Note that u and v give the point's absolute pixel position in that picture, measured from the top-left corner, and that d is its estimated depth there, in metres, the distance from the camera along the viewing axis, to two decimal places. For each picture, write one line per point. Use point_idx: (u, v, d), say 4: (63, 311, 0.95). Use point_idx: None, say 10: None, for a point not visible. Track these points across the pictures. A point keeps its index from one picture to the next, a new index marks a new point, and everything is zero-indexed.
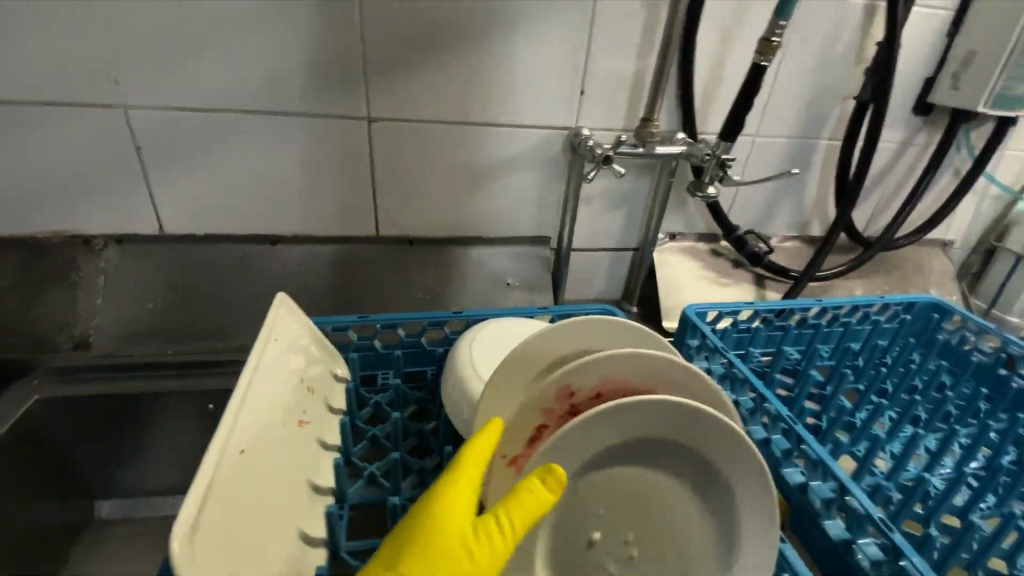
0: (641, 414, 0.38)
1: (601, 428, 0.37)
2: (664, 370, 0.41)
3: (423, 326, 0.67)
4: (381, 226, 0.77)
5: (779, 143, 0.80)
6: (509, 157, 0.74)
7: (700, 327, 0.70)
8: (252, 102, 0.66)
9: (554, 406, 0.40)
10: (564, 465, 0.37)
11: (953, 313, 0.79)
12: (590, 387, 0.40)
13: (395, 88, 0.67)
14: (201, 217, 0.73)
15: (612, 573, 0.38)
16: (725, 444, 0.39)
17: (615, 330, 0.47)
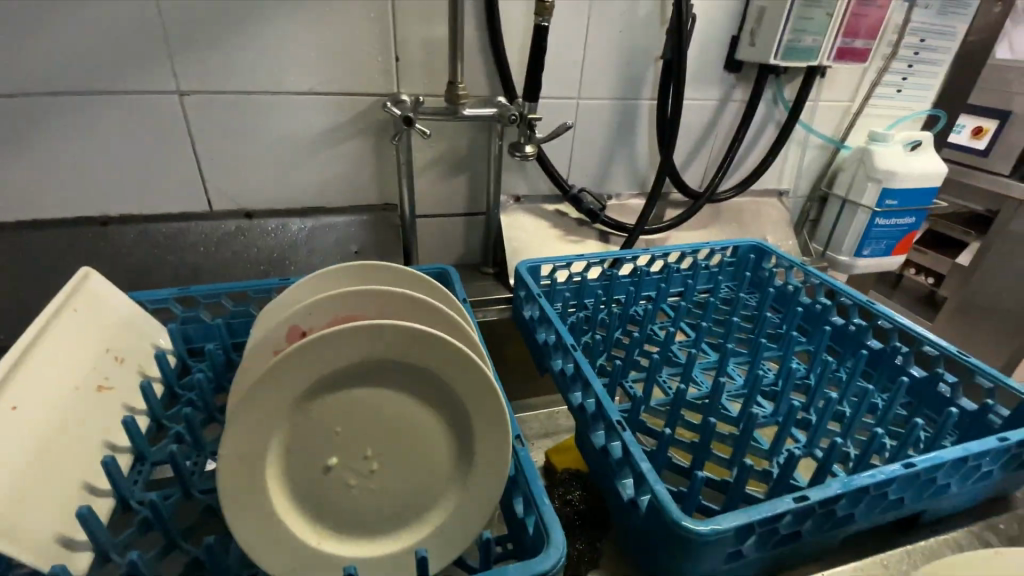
0: (362, 339, 0.41)
1: (326, 353, 0.40)
2: (387, 300, 0.47)
3: (250, 295, 0.69)
4: (216, 201, 0.78)
5: (603, 103, 0.85)
6: (338, 127, 0.77)
7: (525, 279, 0.76)
8: (49, 79, 0.65)
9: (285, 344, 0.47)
10: (292, 388, 0.40)
11: (770, 255, 0.88)
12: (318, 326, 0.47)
13: (202, 60, 0.68)
14: (17, 201, 0.71)
15: (353, 486, 0.42)
16: (450, 361, 0.42)
17: (376, 272, 0.53)
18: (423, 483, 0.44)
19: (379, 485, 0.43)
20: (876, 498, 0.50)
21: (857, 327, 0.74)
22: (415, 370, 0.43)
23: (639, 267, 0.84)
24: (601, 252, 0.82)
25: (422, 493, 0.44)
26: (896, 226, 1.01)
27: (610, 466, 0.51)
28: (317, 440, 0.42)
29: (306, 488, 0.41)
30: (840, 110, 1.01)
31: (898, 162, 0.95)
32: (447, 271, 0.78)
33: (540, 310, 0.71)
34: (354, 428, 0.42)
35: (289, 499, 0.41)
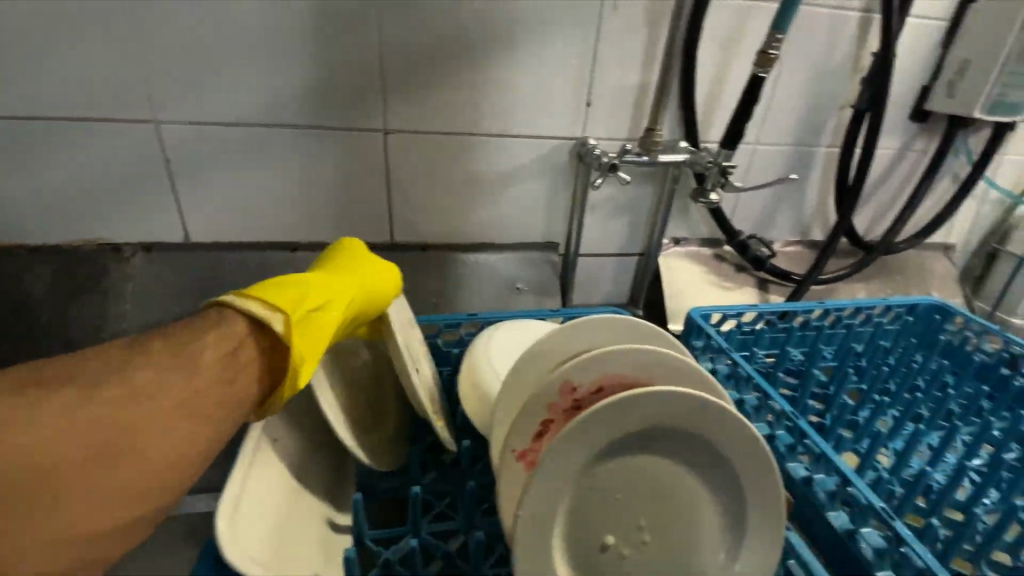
0: (651, 404, 0.39)
1: (615, 421, 0.39)
2: (656, 363, 0.44)
3: (440, 328, 0.70)
4: (395, 233, 0.80)
5: (779, 150, 0.83)
6: (518, 166, 0.77)
7: (707, 329, 0.72)
8: (276, 117, 0.70)
9: (559, 400, 0.43)
10: (578, 457, 0.38)
11: (956, 315, 0.81)
12: (590, 382, 0.43)
13: (409, 100, 0.70)
14: (225, 226, 0.76)
15: (629, 563, 0.40)
16: (737, 436, 0.40)
17: (619, 325, 0.50)
18: (690, 563, 0.41)
19: (651, 558, 0.41)
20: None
21: None
22: (698, 438, 0.41)
23: (813, 321, 0.80)
24: (777, 304, 0.78)
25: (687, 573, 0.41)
26: None
27: (858, 555, 0.48)
28: (595, 511, 0.40)
29: (581, 557, 0.40)
30: None
31: None
32: None
33: (730, 365, 0.68)
34: (632, 493, 0.40)
35: (568, 568, 0.39)
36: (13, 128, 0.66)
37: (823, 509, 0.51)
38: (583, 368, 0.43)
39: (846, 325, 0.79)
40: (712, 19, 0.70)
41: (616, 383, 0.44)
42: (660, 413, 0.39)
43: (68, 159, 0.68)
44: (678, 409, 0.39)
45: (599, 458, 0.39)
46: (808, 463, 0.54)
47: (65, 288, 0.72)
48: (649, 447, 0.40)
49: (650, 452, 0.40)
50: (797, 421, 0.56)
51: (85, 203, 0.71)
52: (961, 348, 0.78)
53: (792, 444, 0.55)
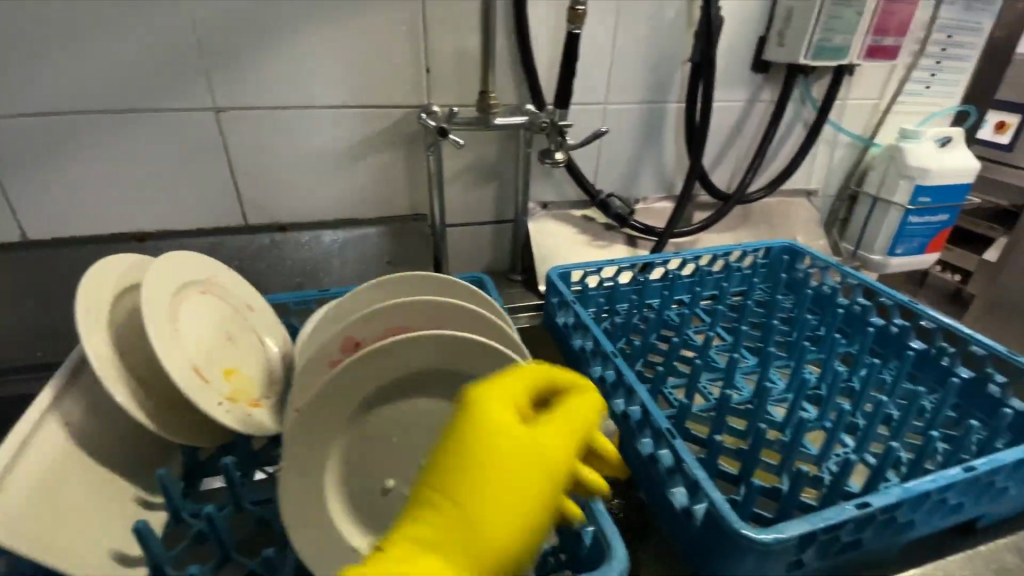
0: (410, 347, 0.41)
1: (373, 367, 0.40)
2: (437, 313, 0.47)
3: (290, 307, 0.70)
4: (250, 215, 0.78)
5: (630, 108, 0.85)
6: (368, 138, 0.77)
7: (559, 286, 0.75)
8: (96, 101, 0.67)
9: (341, 356, 0.45)
10: (338, 405, 0.40)
11: (805, 255, 0.87)
12: (374, 336, 0.46)
13: (239, 76, 0.69)
14: (64, 220, 0.73)
15: (414, 504, 0.42)
16: (500, 369, 0.42)
17: (422, 284, 0.52)
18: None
19: None
20: (937, 499, 0.48)
21: (899, 329, 0.72)
22: (468, 378, 0.43)
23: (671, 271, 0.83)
24: (633, 257, 0.82)
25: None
26: (928, 224, 0.99)
27: (658, 475, 0.50)
28: (369, 456, 0.41)
29: (360, 501, 0.41)
30: (869, 107, 0.99)
31: (931, 158, 0.93)
32: (482, 280, 0.78)
33: (576, 317, 0.71)
34: (408, 436, 0.42)
35: (349, 508, 0.41)
36: None
37: (635, 437, 0.54)
38: (361, 324, 0.45)
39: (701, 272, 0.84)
40: None
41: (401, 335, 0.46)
42: (418, 357, 0.41)
43: None
44: (436, 352, 0.41)
45: (366, 405, 0.41)
46: (627, 396, 0.58)
47: None
48: (420, 390, 0.42)
49: (423, 395, 0.42)
50: (616, 359, 0.59)
51: None
52: (808, 284, 0.84)
53: (614, 381, 0.59)
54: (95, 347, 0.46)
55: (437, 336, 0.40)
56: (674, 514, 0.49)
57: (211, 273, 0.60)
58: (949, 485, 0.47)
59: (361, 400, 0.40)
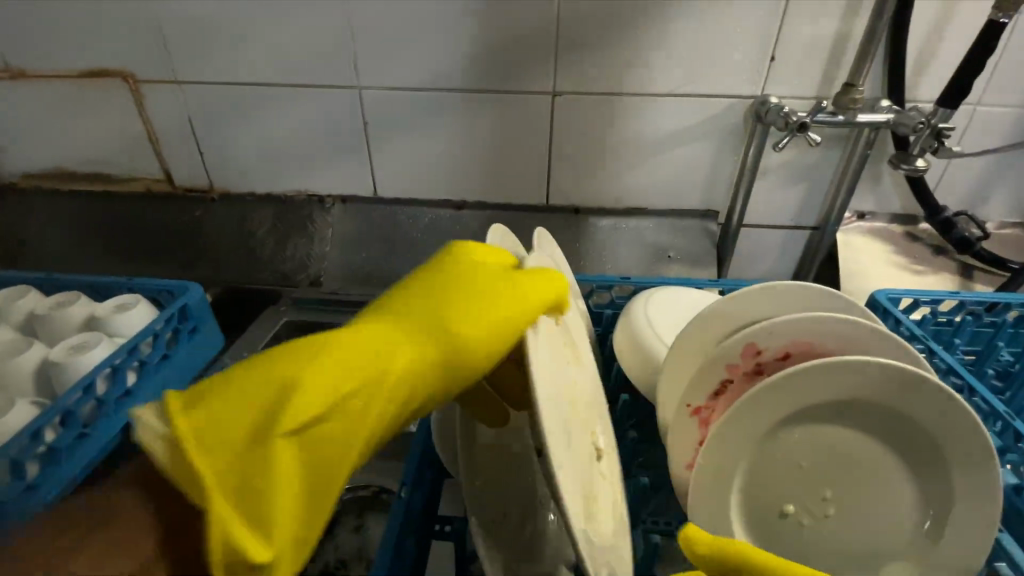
0: (850, 373, 0.37)
1: (804, 386, 0.37)
2: (854, 335, 0.41)
3: (592, 288, 0.71)
4: (551, 195, 0.83)
5: (1006, 113, 0.70)
6: (685, 127, 0.75)
7: (897, 313, 0.65)
8: (457, 79, 0.74)
9: (740, 362, 0.42)
10: (759, 420, 0.38)
11: None
12: (777, 347, 0.42)
13: (583, 62, 0.71)
14: (404, 183, 0.84)
15: (811, 536, 0.39)
16: (945, 411, 0.37)
17: (806, 295, 0.47)
18: (878, 543, 0.40)
19: (833, 532, 0.39)
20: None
21: None
22: (897, 417, 0.38)
23: None
24: (983, 294, 0.68)
25: (875, 551, 0.40)
26: None
27: None
28: (774, 472, 0.39)
29: (758, 515, 0.40)
30: None
31: None
32: None
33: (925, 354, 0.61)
34: (818, 462, 0.39)
35: (744, 524, 0.40)
36: (254, 91, 0.78)
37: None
38: (770, 333, 0.41)
39: None
40: None
41: (806, 351, 0.42)
42: (855, 385, 0.37)
43: (286, 121, 0.80)
44: (876, 383, 0.37)
45: (784, 421, 0.38)
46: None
47: (279, 231, 0.86)
48: (841, 417, 0.39)
49: (847, 423, 0.39)
50: (1012, 423, 0.50)
51: (296, 161, 0.83)
52: None
53: (1004, 449, 0.50)
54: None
55: (885, 365, 0.36)
56: None
57: (555, 250, 0.65)
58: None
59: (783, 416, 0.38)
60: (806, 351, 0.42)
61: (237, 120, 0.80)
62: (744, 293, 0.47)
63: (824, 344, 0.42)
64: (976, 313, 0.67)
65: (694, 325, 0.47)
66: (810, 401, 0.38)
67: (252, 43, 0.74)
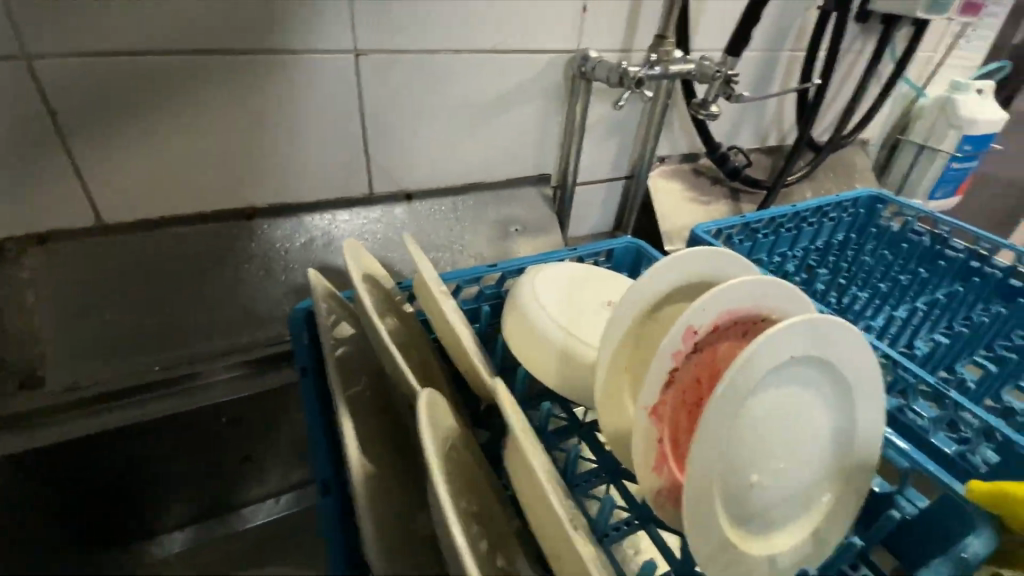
0: (784, 339, 0.35)
1: (756, 363, 0.34)
2: (763, 293, 0.41)
3: (458, 285, 0.61)
4: (374, 182, 0.67)
5: (753, 56, 0.82)
6: (512, 89, 0.68)
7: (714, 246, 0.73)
8: (206, 41, 0.51)
9: (682, 347, 0.39)
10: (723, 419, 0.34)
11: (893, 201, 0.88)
12: (709, 322, 0.39)
13: (383, 13, 0.56)
14: (152, 198, 0.57)
15: (770, 497, 0.40)
16: (844, 341, 0.39)
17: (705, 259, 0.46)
18: (819, 479, 0.42)
19: (784, 484, 0.40)
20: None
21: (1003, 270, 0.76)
22: (819, 361, 0.39)
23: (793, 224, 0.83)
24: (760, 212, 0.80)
25: (817, 488, 0.42)
26: (965, 168, 1.08)
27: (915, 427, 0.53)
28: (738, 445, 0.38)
29: (735, 503, 0.38)
30: (926, 58, 1.04)
31: (979, 109, 1.01)
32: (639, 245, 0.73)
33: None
34: (768, 426, 0.38)
35: (722, 517, 0.37)
36: None
37: None
38: (704, 310, 0.38)
39: (816, 223, 0.84)
40: None
41: (729, 319, 0.41)
42: (792, 346, 0.36)
43: None
44: (815, 338, 0.37)
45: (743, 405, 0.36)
46: None
47: None
48: (781, 381, 0.38)
49: (785, 384, 0.38)
50: None
51: None
52: (899, 230, 0.85)
53: None
54: (386, 343, 0.42)
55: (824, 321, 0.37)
56: (936, 457, 0.52)
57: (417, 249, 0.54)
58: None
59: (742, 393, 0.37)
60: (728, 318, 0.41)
61: None
62: (657, 267, 0.43)
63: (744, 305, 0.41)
64: (759, 228, 0.80)
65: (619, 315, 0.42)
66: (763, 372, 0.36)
67: None
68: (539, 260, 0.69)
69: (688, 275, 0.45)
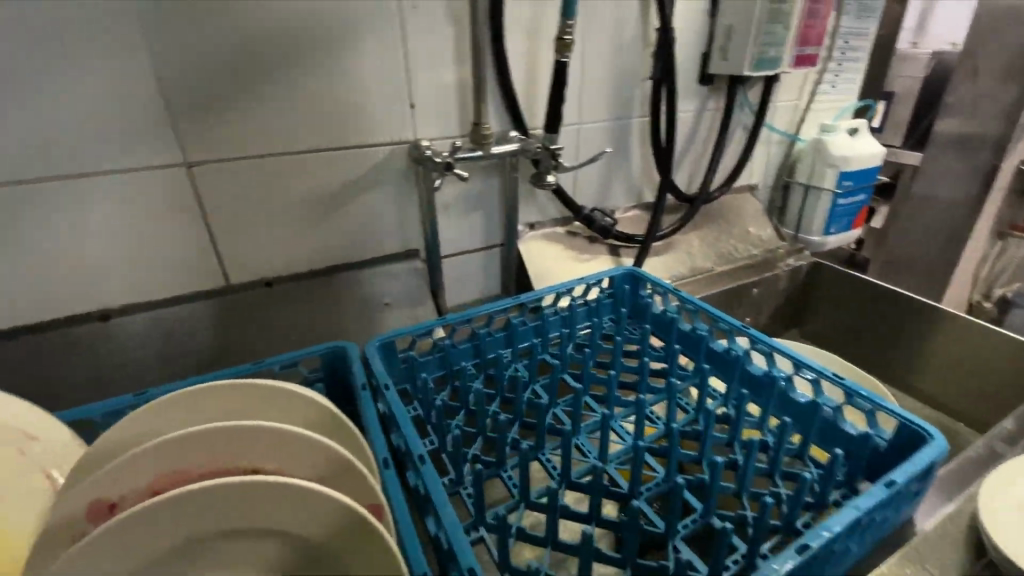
0: (179, 507, 0.32)
1: (134, 537, 0.31)
2: (239, 443, 0.37)
3: (95, 423, 0.55)
4: (231, 273, 0.72)
5: (601, 126, 0.90)
6: (356, 178, 0.74)
7: (370, 365, 0.63)
8: (37, 169, 0.58)
9: (91, 527, 0.35)
10: None
11: (645, 279, 0.81)
12: (140, 489, 0.35)
13: (210, 130, 0.63)
14: (6, 310, 0.62)
15: None
16: (289, 507, 0.34)
17: (222, 430, 0.36)
18: None
19: None
20: (857, 529, 0.45)
21: (735, 355, 0.67)
22: (261, 532, 0.34)
23: (510, 320, 0.75)
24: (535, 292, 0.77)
25: None
26: (852, 203, 1.11)
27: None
28: None
29: None
30: (791, 107, 1.11)
31: (848, 147, 1.05)
32: (344, 349, 0.64)
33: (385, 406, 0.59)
34: None
35: None
36: None
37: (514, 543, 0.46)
38: (116, 477, 0.35)
39: (523, 323, 0.76)
40: (511, 12, 0.73)
41: (178, 482, 0.36)
42: (190, 521, 0.32)
43: None
44: (326, 518, 0.35)
45: None
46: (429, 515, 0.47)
47: None
48: (197, 560, 0.34)
49: (208, 565, 0.34)
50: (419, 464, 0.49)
51: None
52: (659, 313, 0.78)
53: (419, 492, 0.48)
54: None
55: (347, 505, 0.34)
56: None
57: None
58: (857, 522, 0.44)
59: (187, 537, 0.33)
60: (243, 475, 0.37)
61: None
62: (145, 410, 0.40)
63: (287, 463, 0.38)
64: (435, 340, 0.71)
65: (142, 450, 0.35)
66: (211, 531, 0.33)
67: None
68: (228, 375, 0.61)
69: (208, 450, 0.36)
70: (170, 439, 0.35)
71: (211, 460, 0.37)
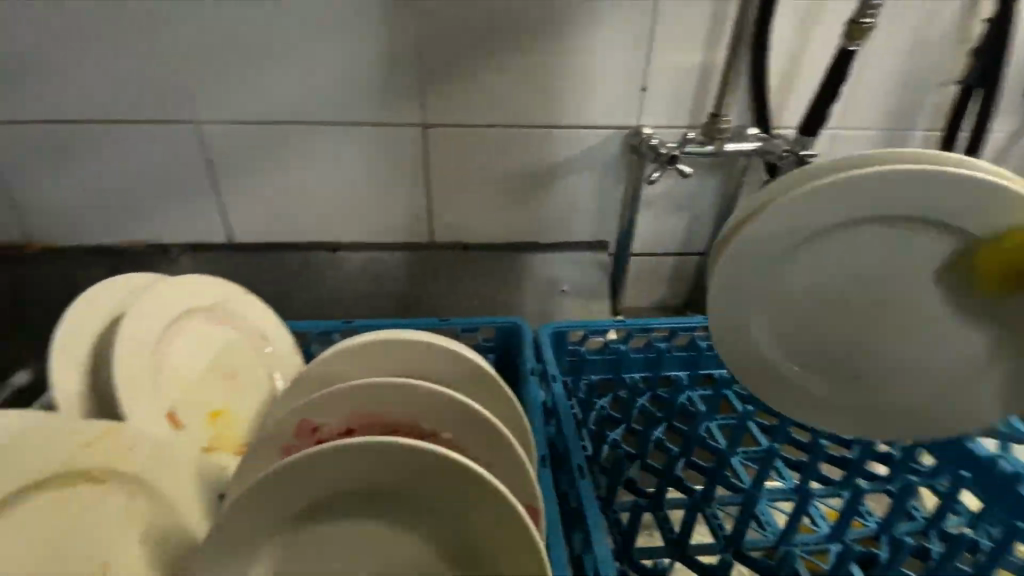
0: (360, 457, 0.32)
1: (322, 471, 0.33)
2: (420, 406, 0.37)
3: (310, 335, 0.64)
4: (434, 231, 0.77)
5: (866, 135, 0.73)
6: (567, 158, 0.72)
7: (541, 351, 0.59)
8: (311, 113, 0.67)
9: (296, 442, 0.39)
10: (274, 514, 0.33)
11: None
12: (338, 423, 0.38)
13: (448, 94, 0.67)
14: (267, 227, 0.75)
15: None
16: (453, 487, 0.33)
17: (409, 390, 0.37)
18: None
19: None
20: None
21: None
22: (423, 501, 0.34)
23: (698, 342, 0.65)
24: None
25: None
26: None
27: None
28: (338, 555, 0.34)
29: None
30: None
31: None
32: (520, 327, 0.64)
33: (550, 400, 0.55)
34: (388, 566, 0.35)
35: None
36: (69, 131, 0.66)
37: None
38: (322, 406, 0.38)
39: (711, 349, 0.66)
40: None
41: (368, 426, 0.38)
42: (366, 471, 0.33)
43: (115, 161, 0.68)
44: (485, 509, 0.33)
45: (303, 519, 0.34)
46: (580, 537, 0.43)
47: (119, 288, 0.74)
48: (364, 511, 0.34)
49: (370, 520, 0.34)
50: (578, 477, 0.45)
51: (134, 205, 0.71)
52: None
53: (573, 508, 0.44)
54: None
55: (511, 506, 0.32)
56: None
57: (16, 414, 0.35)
58: None
59: (362, 485, 0.33)
60: (421, 433, 0.38)
61: (51, 161, 0.68)
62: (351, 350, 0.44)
63: (459, 436, 0.38)
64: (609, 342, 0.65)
65: (346, 388, 0.37)
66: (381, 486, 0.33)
67: (70, 76, 0.63)
68: (418, 324, 0.66)
69: (394, 404, 0.37)
70: (367, 385, 0.37)
71: (395, 414, 0.38)
